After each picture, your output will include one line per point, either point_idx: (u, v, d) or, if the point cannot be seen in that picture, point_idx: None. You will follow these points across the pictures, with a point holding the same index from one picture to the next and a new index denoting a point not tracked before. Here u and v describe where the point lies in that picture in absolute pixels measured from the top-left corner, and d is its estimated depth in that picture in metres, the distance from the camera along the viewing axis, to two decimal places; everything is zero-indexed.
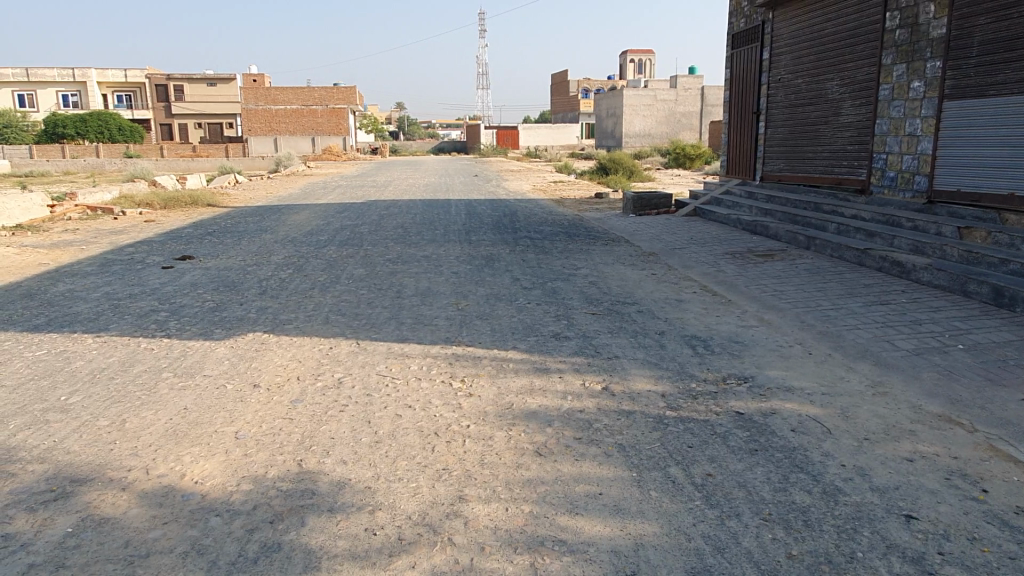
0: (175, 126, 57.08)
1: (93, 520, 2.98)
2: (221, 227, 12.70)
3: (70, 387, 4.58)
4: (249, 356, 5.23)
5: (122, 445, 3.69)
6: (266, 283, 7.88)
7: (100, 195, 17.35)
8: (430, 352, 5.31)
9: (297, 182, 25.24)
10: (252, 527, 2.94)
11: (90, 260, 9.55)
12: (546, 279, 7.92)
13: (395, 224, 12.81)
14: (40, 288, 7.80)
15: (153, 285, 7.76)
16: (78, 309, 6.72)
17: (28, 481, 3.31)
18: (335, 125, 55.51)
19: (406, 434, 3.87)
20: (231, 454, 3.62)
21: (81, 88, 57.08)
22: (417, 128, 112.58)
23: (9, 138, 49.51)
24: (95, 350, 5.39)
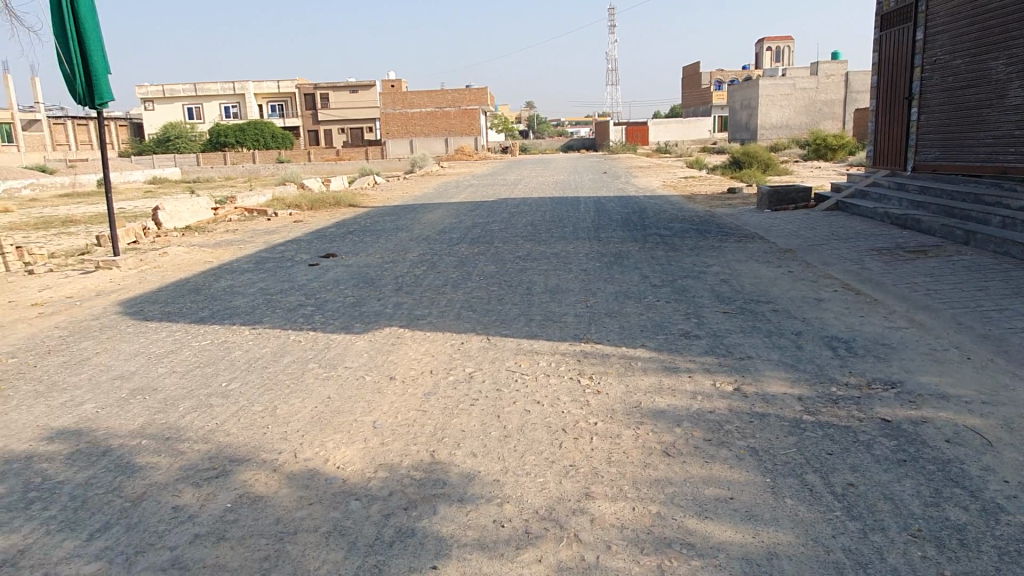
0: (320, 133, 60.74)
1: (248, 497, 3.26)
2: (362, 226, 13.41)
3: (229, 374, 5.02)
4: (387, 350, 5.49)
5: (273, 429, 3.99)
6: (402, 280, 8.24)
7: (256, 198, 18.78)
8: (559, 349, 5.35)
9: (432, 182, 26.18)
10: (389, 513, 3.10)
11: (246, 258, 10.37)
12: (675, 276, 7.76)
13: (524, 222, 13.00)
14: (205, 283, 8.56)
15: (301, 281, 8.31)
16: (237, 303, 7.31)
17: (195, 459, 3.66)
18: (467, 126, 56.98)
19: (534, 429, 3.93)
20: (369, 442, 3.82)
21: (240, 100, 61.98)
22: (547, 127, 113.41)
23: (179, 148, 54.62)
24: (251, 341, 5.85)
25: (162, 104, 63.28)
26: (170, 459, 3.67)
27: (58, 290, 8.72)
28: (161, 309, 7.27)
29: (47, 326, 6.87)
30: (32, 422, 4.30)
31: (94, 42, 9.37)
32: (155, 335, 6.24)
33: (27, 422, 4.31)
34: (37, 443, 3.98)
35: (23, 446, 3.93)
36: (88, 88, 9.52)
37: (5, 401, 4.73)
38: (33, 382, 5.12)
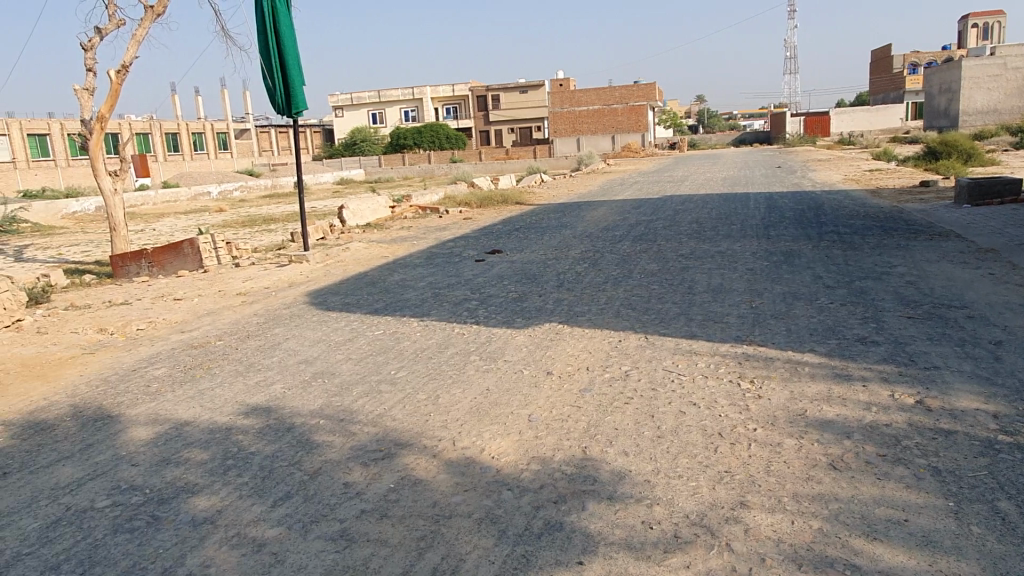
0: (491, 133, 62.65)
1: (409, 479, 3.46)
2: (526, 223, 13.69)
3: (398, 362, 5.35)
4: (544, 345, 5.59)
5: (435, 417, 4.21)
6: (562, 276, 8.32)
7: (430, 197, 19.74)
8: (720, 350, 5.17)
9: (598, 179, 26.16)
10: (538, 505, 3.17)
11: (418, 253, 10.95)
12: (853, 277, 7.22)
13: (690, 219, 12.65)
14: (381, 277, 9.15)
15: (467, 277, 8.65)
16: (408, 296, 7.76)
17: (364, 440, 3.95)
18: (634, 123, 56.19)
19: (689, 431, 3.84)
20: (524, 434, 3.92)
21: (418, 104, 65.42)
22: (719, 120, 109.36)
23: (363, 151, 58.64)
24: (418, 332, 6.19)
25: (350, 111, 68.20)
26: (344, 438, 3.99)
27: (257, 281, 9.70)
28: (343, 301, 7.87)
29: (248, 313, 7.68)
30: (232, 398, 4.85)
31: (292, 55, 10.28)
32: (335, 324, 6.77)
33: (228, 398, 4.87)
34: (235, 417, 4.48)
35: (224, 419, 4.45)
36: (287, 97, 10.46)
37: (212, 378, 5.36)
38: (234, 363, 5.75)
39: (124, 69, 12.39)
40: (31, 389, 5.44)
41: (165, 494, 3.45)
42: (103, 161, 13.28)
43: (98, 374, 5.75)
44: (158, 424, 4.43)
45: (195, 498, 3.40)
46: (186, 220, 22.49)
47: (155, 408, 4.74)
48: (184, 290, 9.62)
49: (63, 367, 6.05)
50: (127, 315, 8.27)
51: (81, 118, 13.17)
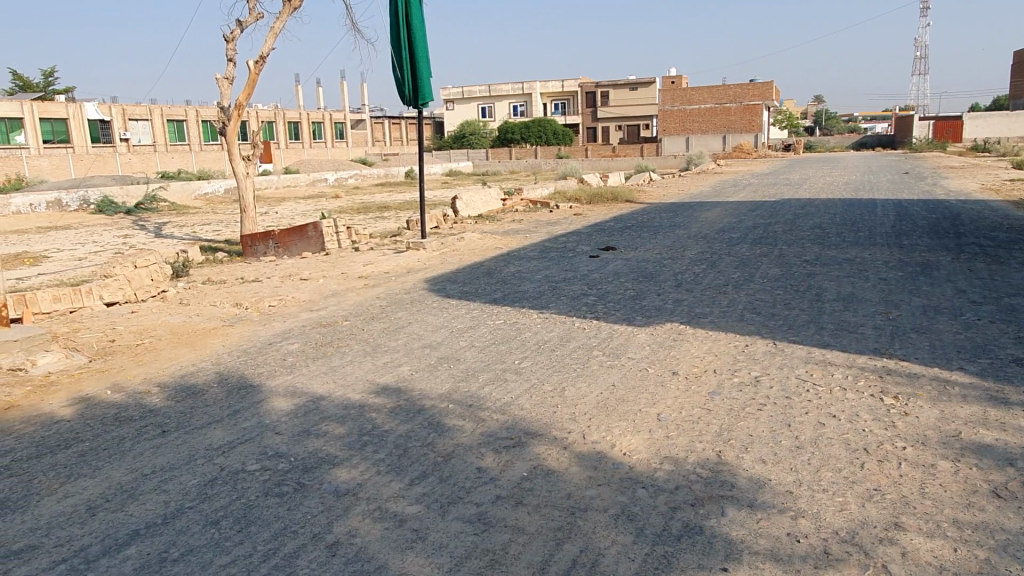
0: (598, 129, 62.22)
1: (542, 469, 3.48)
2: (639, 221, 13.51)
3: (521, 353, 5.40)
4: (668, 344, 5.50)
5: (562, 409, 4.22)
6: (681, 276, 8.16)
7: (540, 190, 19.87)
8: (857, 362, 4.92)
9: (709, 180, 25.52)
10: (675, 506, 3.11)
11: (532, 246, 11.02)
12: (1002, 293, 6.70)
13: (812, 224, 12.13)
14: (497, 268, 9.27)
15: (583, 272, 8.63)
16: (525, 288, 7.82)
17: (494, 427, 4.00)
18: (748, 123, 54.29)
19: (830, 444, 3.66)
20: (654, 433, 3.86)
21: (527, 99, 65.82)
22: (838, 122, 104.22)
23: (471, 144, 59.56)
24: (539, 324, 6.23)
25: (460, 104, 69.41)
26: (473, 424, 4.06)
27: (377, 266, 10.02)
28: (461, 289, 8.02)
29: (371, 296, 7.95)
30: (363, 377, 5.04)
31: (421, 48, 10.55)
32: (455, 311, 6.91)
33: (359, 376, 5.06)
34: (368, 395, 4.65)
35: (358, 396, 4.62)
36: (414, 89, 10.72)
37: (343, 356, 5.59)
38: (362, 343, 5.97)
39: (263, 60, 13.12)
40: (180, 355, 5.84)
41: (310, 464, 3.61)
42: (238, 146, 14.09)
43: (238, 345, 6.11)
44: (297, 397, 4.65)
45: (337, 470, 3.54)
46: (307, 205, 23.56)
47: (293, 381, 4.99)
48: (309, 271, 10.08)
49: (206, 337, 6.46)
50: (259, 291, 8.74)
51: (221, 106, 14.04)
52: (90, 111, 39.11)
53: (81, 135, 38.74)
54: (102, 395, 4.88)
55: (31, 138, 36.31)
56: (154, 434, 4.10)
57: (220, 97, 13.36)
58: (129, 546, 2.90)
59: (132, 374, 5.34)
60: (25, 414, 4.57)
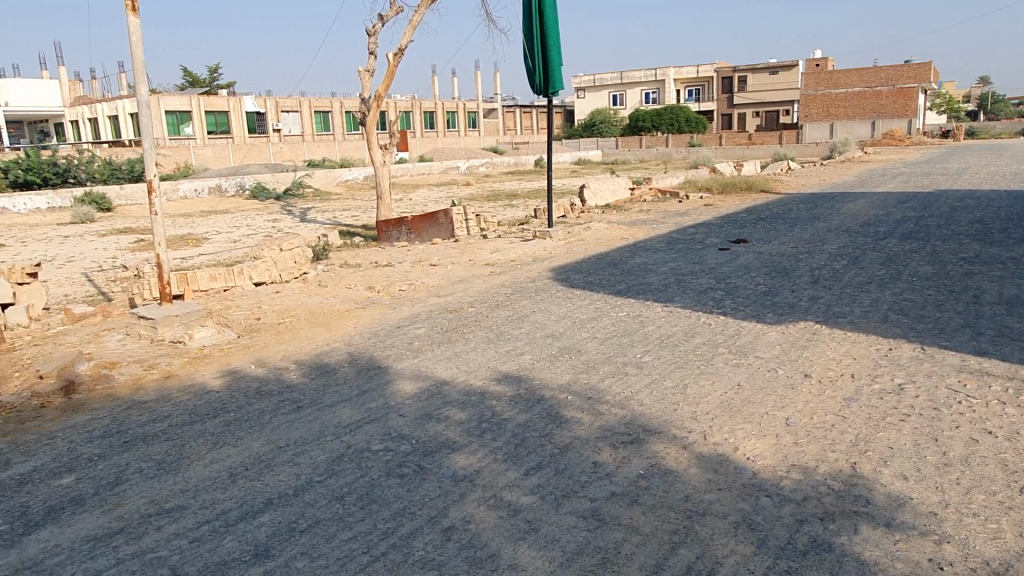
0: (734, 116, 59.87)
1: (659, 468, 3.39)
2: (775, 213, 12.89)
3: (643, 347, 5.30)
4: (801, 344, 5.21)
5: (684, 407, 4.10)
6: (819, 272, 7.70)
7: (670, 179, 19.42)
8: (1020, 374, 4.44)
9: (855, 169, 23.92)
10: (802, 519, 2.93)
11: (659, 237, 10.78)
12: None
13: (972, 218, 11.09)
14: (622, 258, 9.15)
15: (712, 265, 8.34)
16: (650, 280, 7.67)
17: (612, 422, 3.95)
18: (901, 108, 50.39)
19: (983, 464, 3.32)
20: (782, 438, 3.67)
21: (660, 86, 64.34)
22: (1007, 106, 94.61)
23: (601, 132, 59.02)
24: (663, 318, 6.08)
25: (591, 91, 68.92)
26: (591, 417, 4.03)
27: (503, 254, 10.16)
28: (585, 279, 7.98)
29: (497, 284, 8.07)
30: (485, 364, 5.12)
31: (553, 35, 10.54)
32: (578, 302, 6.88)
33: (482, 363, 5.15)
34: (488, 382, 4.73)
35: (479, 383, 4.71)
36: (545, 77, 10.74)
37: (467, 343, 5.70)
38: (486, 330, 6.07)
39: (401, 52, 13.61)
40: (317, 335, 6.18)
41: (430, 447, 3.72)
42: (376, 136, 14.70)
43: (369, 327, 6.39)
44: (422, 380, 4.81)
45: (456, 455, 3.62)
46: (439, 192, 24.27)
47: (419, 364, 5.16)
48: (439, 257, 10.39)
49: (341, 318, 6.80)
50: (391, 276, 9.09)
51: (362, 98, 14.70)
52: (248, 104, 42.20)
53: (240, 125, 41.89)
54: (248, 368, 5.27)
55: (198, 129, 39.71)
56: (290, 408, 4.37)
57: (361, 89, 14.01)
58: (264, 514, 3.10)
59: (274, 351, 5.72)
60: (181, 382, 5.01)
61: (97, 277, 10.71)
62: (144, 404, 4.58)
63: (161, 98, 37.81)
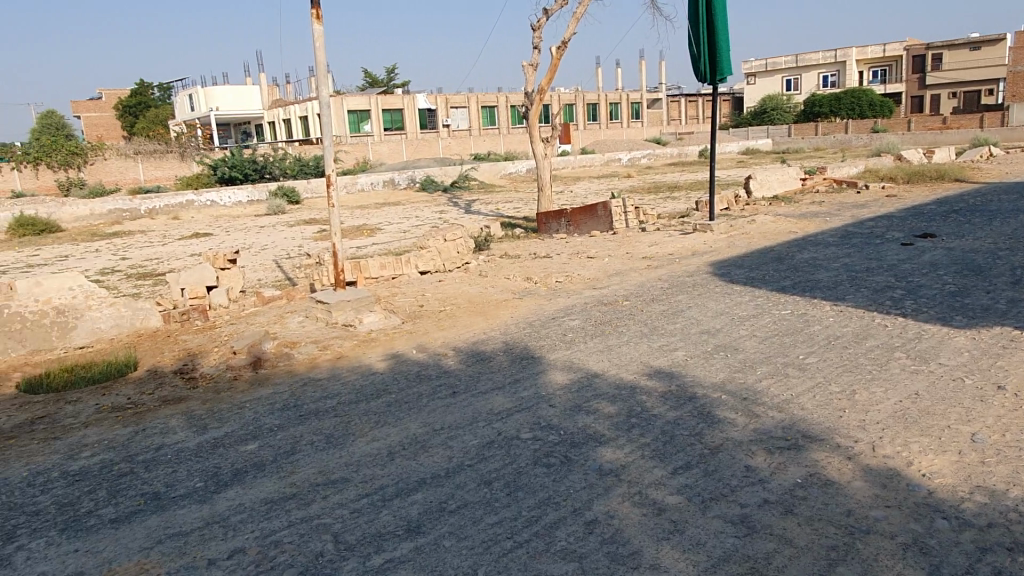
0: (926, 98, 54.32)
1: (819, 478, 3.19)
2: (970, 204, 11.58)
3: (807, 347, 4.99)
4: (993, 351, 4.66)
5: (850, 415, 3.82)
6: (1021, 271, 6.84)
7: (847, 169, 18.07)
8: None
9: None
10: (984, 548, 2.63)
11: (832, 231, 10.07)
12: None
13: None
14: (788, 253, 8.65)
15: (891, 261, 7.67)
16: (820, 277, 7.19)
17: (769, 425, 3.76)
18: None
19: None
20: (964, 456, 3.31)
21: (840, 67, 59.86)
22: None
23: (772, 119, 55.85)
24: (832, 317, 5.69)
25: (763, 77, 65.52)
26: (746, 419, 3.86)
27: (662, 247, 9.94)
28: (747, 274, 7.63)
29: (653, 278, 7.93)
30: (637, 358, 5.06)
31: (722, 21, 10.13)
32: (738, 298, 6.60)
33: (634, 357, 5.09)
34: (640, 376, 4.67)
35: (630, 377, 4.66)
36: (711, 65, 10.37)
37: (619, 336, 5.67)
38: (640, 325, 5.99)
39: (565, 45, 13.71)
40: (474, 323, 6.40)
41: (578, 439, 3.74)
42: (539, 129, 14.92)
43: (524, 318, 6.51)
44: (573, 371, 4.85)
45: (603, 448, 3.61)
46: (599, 184, 24.19)
47: (571, 356, 5.19)
48: (597, 249, 10.38)
49: (498, 308, 6.99)
50: (548, 267, 9.21)
51: (526, 92, 14.96)
52: (420, 101, 44.32)
53: (412, 122, 44.11)
54: (410, 352, 5.57)
55: (375, 126, 42.37)
56: (446, 393, 4.57)
57: (525, 83, 14.28)
58: (417, 492, 3.27)
59: (434, 337, 5.99)
60: (351, 363, 5.39)
61: (285, 264, 11.76)
62: (318, 382, 4.98)
63: (343, 98, 40.72)
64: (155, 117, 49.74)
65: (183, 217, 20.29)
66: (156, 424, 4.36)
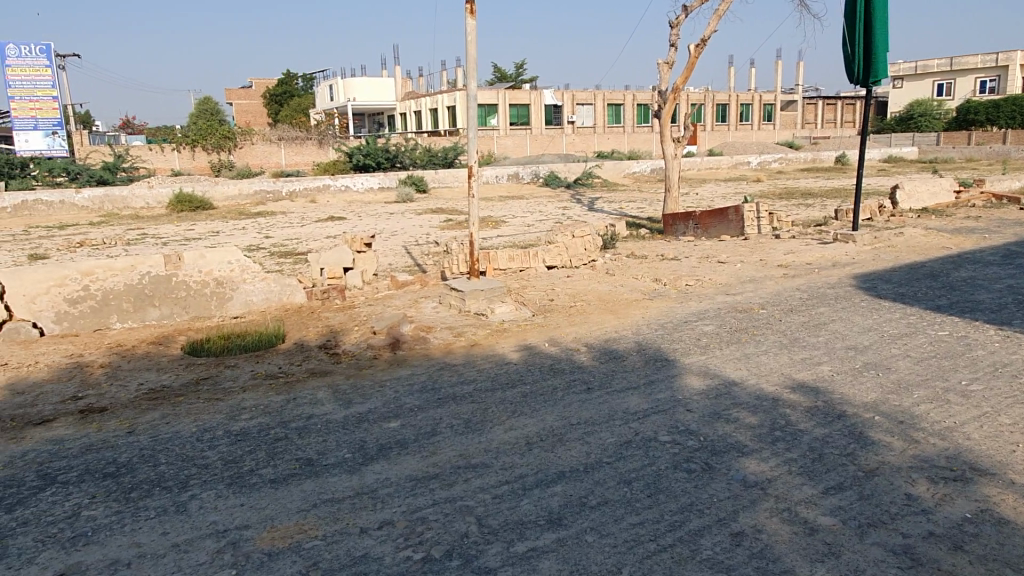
0: None
1: (991, 515, 2.94)
2: None
3: (971, 373, 4.62)
4: None
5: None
6: None
7: (1009, 183, 16.55)
8: None
9: None
10: None
11: (992, 249, 9.26)
12: None
13: None
14: (942, 270, 8.04)
15: None
16: (981, 298, 6.63)
17: (930, 453, 3.51)
18: None
19: None
20: None
21: (1003, 72, 54.90)
22: None
23: (919, 126, 51.94)
24: (997, 343, 5.24)
25: (911, 81, 61.07)
26: (904, 444, 3.62)
27: (799, 256, 9.51)
28: (896, 290, 7.16)
29: (791, 287, 7.59)
30: (778, 370, 4.85)
31: (881, 24, 9.52)
32: (887, 315, 6.20)
33: (774, 368, 4.89)
34: (782, 389, 4.47)
35: (772, 388, 4.48)
36: (865, 68, 9.83)
37: (758, 345, 5.47)
38: (779, 335, 5.75)
39: (704, 43, 13.36)
40: (605, 321, 6.36)
41: (719, 447, 3.64)
42: (671, 128, 14.63)
43: (656, 319, 6.41)
44: (710, 377, 4.72)
45: (747, 459, 3.49)
46: (727, 188, 23.40)
47: (707, 362, 5.05)
48: (728, 254, 10.06)
49: (628, 307, 6.92)
50: (678, 270, 9.03)
51: (659, 90, 14.71)
52: (547, 97, 44.49)
53: (538, 117, 44.36)
54: (542, 345, 5.61)
55: (502, 121, 42.98)
56: (581, 389, 4.56)
57: (659, 82, 14.05)
58: (557, 484, 3.28)
59: (565, 332, 6.01)
60: (484, 351, 5.49)
61: (415, 250, 12.15)
62: (454, 367, 5.11)
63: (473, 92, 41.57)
64: (299, 105, 52.76)
65: (320, 200, 21.40)
66: (306, 394, 4.62)
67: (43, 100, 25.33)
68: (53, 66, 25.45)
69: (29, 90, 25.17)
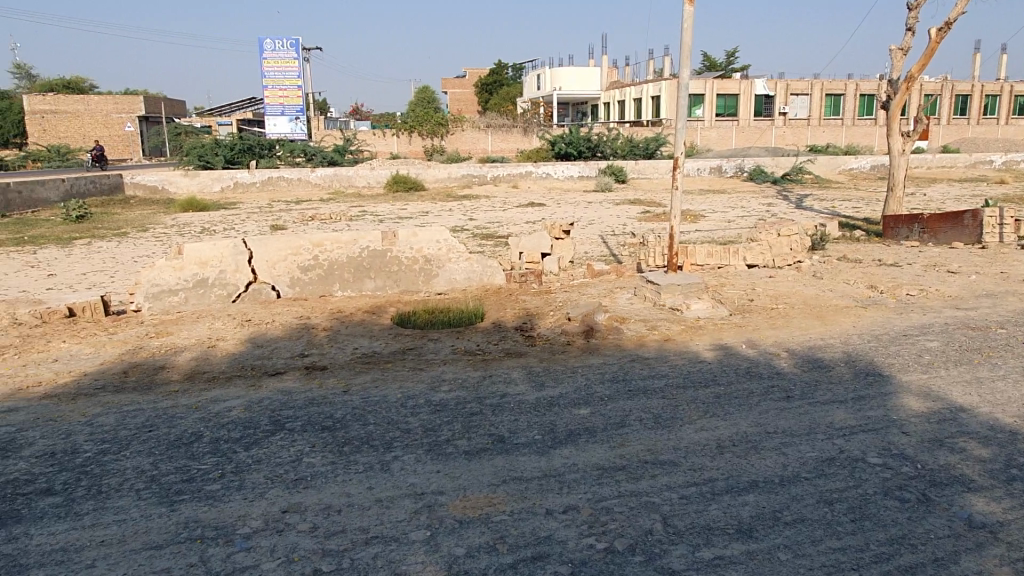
0: None
1: None
2: None
3: None
4: None
5: None
6: None
7: None
8: None
9: None
10: None
11: None
12: None
13: None
14: None
15: None
16: None
17: None
18: None
19: None
20: None
21: None
22: None
23: None
24: None
25: None
26: None
27: None
28: None
29: None
30: (1018, 399, 4.25)
31: None
32: None
33: (1014, 397, 4.29)
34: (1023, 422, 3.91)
35: (1010, 420, 3.93)
36: None
37: (993, 368, 4.82)
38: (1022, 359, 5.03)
39: (948, 26, 11.94)
40: (811, 327, 5.94)
41: (940, 478, 3.26)
42: (900, 122, 13.27)
43: (870, 330, 5.87)
44: (932, 400, 4.24)
45: (973, 496, 3.10)
46: (964, 189, 20.77)
47: (929, 382, 4.55)
48: (960, 264, 8.96)
49: (837, 314, 6.42)
50: (898, 278, 8.20)
51: (890, 79, 13.38)
52: (759, 87, 42.20)
53: (748, 108, 42.26)
54: (739, 347, 5.36)
55: (708, 112, 41.52)
56: (780, 396, 4.31)
57: (890, 69, 12.79)
58: (749, 493, 3.13)
59: (765, 335, 5.70)
60: (678, 347, 5.36)
61: (610, 240, 12.13)
62: (646, 360, 5.04)
63: None
64: (507, 94, 54.55)
65: (520, 186, 22.03)
66: (501, 373, 4.80)
67: (289, 88, 28.33)
68: (299, 58, 28.15)
69: (279, 79, 28.26)
